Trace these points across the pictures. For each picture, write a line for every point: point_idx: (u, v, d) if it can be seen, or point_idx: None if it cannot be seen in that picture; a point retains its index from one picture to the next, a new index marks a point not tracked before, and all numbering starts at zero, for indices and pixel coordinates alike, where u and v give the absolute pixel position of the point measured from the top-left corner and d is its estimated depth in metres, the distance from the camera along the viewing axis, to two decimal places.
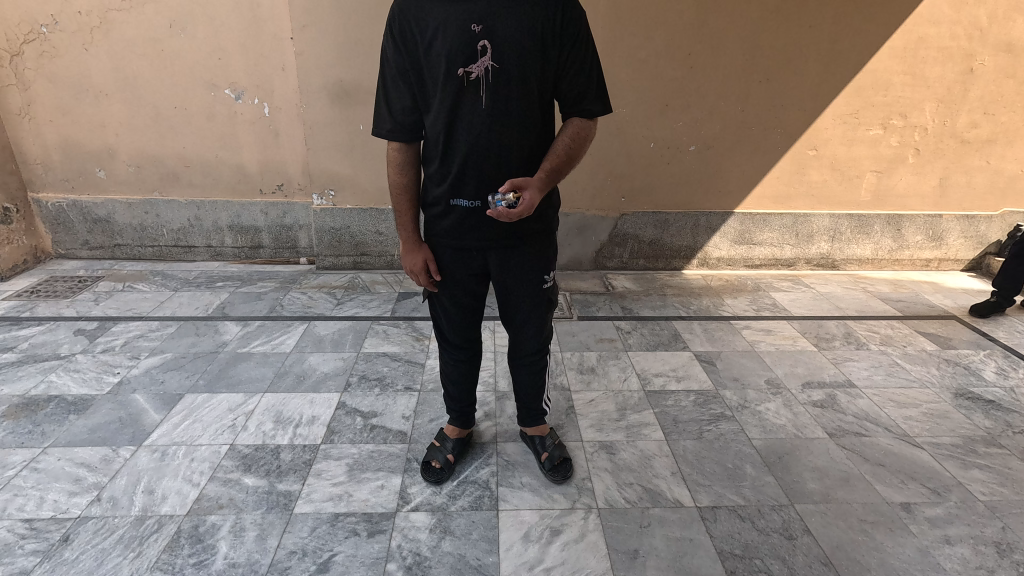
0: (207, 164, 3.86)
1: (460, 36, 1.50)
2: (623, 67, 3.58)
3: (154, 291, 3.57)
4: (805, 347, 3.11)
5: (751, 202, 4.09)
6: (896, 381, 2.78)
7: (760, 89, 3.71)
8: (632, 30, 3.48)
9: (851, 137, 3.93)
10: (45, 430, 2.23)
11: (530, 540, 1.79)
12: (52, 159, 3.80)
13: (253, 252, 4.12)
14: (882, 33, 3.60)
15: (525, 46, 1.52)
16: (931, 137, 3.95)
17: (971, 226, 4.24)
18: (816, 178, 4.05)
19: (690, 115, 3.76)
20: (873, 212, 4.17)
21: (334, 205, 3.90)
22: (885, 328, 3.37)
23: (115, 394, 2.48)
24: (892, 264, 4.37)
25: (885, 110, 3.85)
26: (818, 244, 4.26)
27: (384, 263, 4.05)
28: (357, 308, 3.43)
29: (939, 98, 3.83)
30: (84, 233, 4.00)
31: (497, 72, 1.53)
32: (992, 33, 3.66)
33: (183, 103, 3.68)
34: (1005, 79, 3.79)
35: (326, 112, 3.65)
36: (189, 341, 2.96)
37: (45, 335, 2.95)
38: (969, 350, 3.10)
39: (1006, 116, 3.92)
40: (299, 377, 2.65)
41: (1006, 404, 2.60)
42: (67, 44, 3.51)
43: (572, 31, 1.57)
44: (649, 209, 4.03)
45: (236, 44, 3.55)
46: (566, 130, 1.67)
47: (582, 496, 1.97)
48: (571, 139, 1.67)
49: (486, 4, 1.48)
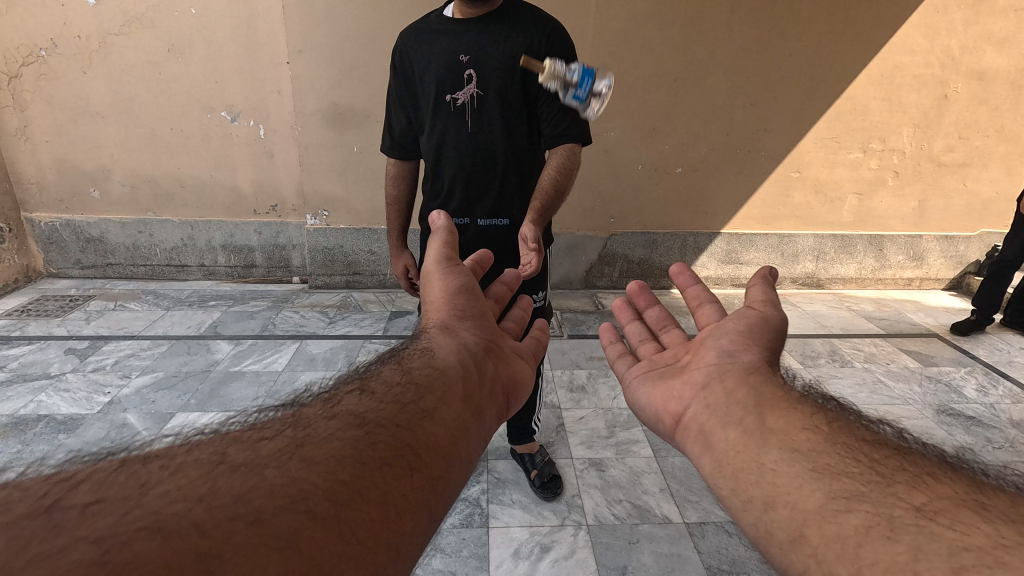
0: (202, 184, 3.91)
1: (448, 65, 1.61)
2: (610, 92, 3.67)
3: (146, 310, 3.58)
4: (791, 363, 3.17)
5: (737, 223, 4.19)
6: (880, 398, 2.83)
7: (744, 114, 3.82)
8: (619, 58, 3.57)
9: (832, 160, 4.05)
10: (34, 450, 2.22)
11: (520, 557, 1.80)
12: (47, 179, 3.83)
13: (246, 271, 4.15)
14: (862, 61, 3.73)
15: (506, 73, 1.59)
16: (909, 161, 4.10)
17: (950, 246, 4.37)
18: (800, 200, 4.17)
19: (675, 139, 3.86)
20: (855, 233, 4.30)
21: (327, 225, 3.95)
22: (869, 345, 3.45)
23: (105, 413, 2.48)
24: (875, 283, 4.49)
25: (864, 135, 3.99)
26: (804, 263, 4.36)
27: (377, 283, 4.10)
28: (348, 327, 3.45)
29: (916, 123, 3.98)
30: (77, 253, 4.01)
31: (481, 98, 1.61)
32: (964, 62, 3.81)
33: (180, 125, 3.75)
34: (977, 106, 3.94)
35: (321, 134, 3.71)
36: (180, 359, 2.97)
37: (35, 354, 2.96)
38: (951, 367, 3.17)
39: (981, 141, 4.06)
40: (291, 396, 2.66)
41: (985, 420, 2.66)
42: (65, 66, 3.55)
43: (553, 57, 1.58)
44: (638, 229, 4.11)
45: (234, 68, 3.62)
46: (550, 163, 1.69)
47: (571, 513, 1.99)
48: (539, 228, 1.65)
49: (474, 38, 1.59)
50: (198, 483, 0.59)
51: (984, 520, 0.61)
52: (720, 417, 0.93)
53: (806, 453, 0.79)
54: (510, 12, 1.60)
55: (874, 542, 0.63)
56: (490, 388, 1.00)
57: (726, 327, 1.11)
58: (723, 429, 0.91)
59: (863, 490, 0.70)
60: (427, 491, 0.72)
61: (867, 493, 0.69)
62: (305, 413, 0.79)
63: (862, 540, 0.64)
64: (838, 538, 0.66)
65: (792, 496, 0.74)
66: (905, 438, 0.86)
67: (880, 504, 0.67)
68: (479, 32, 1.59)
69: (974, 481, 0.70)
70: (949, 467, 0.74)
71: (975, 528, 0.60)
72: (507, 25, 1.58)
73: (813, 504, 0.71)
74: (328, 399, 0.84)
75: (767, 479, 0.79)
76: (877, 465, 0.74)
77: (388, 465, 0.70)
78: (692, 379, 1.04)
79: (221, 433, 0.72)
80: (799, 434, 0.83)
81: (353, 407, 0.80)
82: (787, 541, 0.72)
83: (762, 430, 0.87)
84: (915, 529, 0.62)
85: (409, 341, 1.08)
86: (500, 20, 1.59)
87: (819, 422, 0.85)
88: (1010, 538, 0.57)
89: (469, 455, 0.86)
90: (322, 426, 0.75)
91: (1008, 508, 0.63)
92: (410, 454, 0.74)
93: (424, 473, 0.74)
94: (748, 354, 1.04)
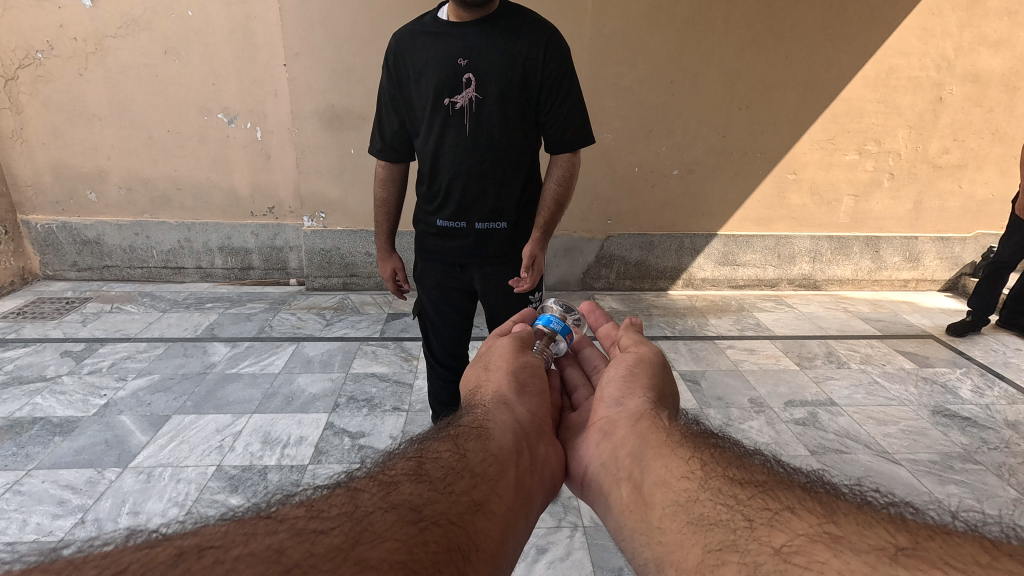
0: (199, 187, 3.92)
1: (446, 69, 1.61)
2: (607, 95, 3.68)
3: (143, 312, 3.57)
4: (788, 365, 3.18)
5: (734, 225, 4.20)
6: (876, 399, 2.83)
7: (740, 116, 3.83)
8: (615, 62, 3.58)
9: (829, 162, 4.07)
10: (29, 452, 2.21)
11: (516, 558, 1.80)
12: (43, 181, 3.82)
13: (243, 273, 4.15)
14: (857, 63, 3.74)
15: (506, 78, 1.60)
16: (904, 162, 4.12)
17: (946, 247, 4.39)
18: (796, 202, 4.18)
19: (672, 142, 3.87)
20: (851, 234, 4.31)
21: (324, 227, 3.95)
22: (865, 346, 3.46)
23: (101, 415, 2.47)
24: (872, 284, 4.50)
25: (860, 136, 4.00)
26: (801, 264, 4.37)
27: (374, 284, 4.10)
28: (345, 329, 3.45)
29: (911, 125, 4.00)
30: (73, 255, 4.00)
31: (480, 102, 1.62)
32: (959, 64, 3.82)
33: (176, 127, 3.75)
34: (972, 107, 3.95)
35: (318, 136, 3.71)
36: (177, 362, 2.96)
37: (31, 356, 2.95)
38: (946, 368, 3.18)
39: (976, 143, 4.07)
40: (287, 399, 2.66)
41: (981, 421, 2.66)
42: (62, 69, 3.55)
43: (553, 62, 1.60)
44: (635, 231, 4.12)
45: (230, 70, 3.62)
46: (551, 178, 1.79)
47: (568, 515, 2.00)
48: (540, 245, 1.79)
49: (472, 42, 1.60)
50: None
51: (833, 554, 0.63)
52: (610, 472, 0.96)
53: (681, 502, 0.82)
54: (506, 16, 1.61)
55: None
56: (537, 476, 0.96)
57: (607, 375, 1.17)
58: (617, 488, 0.93)
59: (733, 538, 0.72)
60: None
61: (737, 541, 0.71)
62: (356, 496, 0.77)
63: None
64: None
65: (674, 555, 0.76)
66: (769, 465, 0.90)
67: (745, 552, 0.69)
68: (477, 36, 1.59)
69: (828, 508, 0.74)
70: (810, 495, 0.77)
71: (827, 565, 0.62)
72: (507, 29, 1.59)
73: (693, 560, 0.73)
74: (378, 480, 0.81)
75: (653, 537, 0.81)
76: (773, 514, 0.73)
77: (444, 565, 0.66)
78: (589, 432, 1.08)
79: (270, 518, 0.70)
80: (673, 480, 0.86)
81: (405, 491, 0.78)
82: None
83: (640, 481, 0.90)
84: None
85: (463, 413, 1.08)
86: (498, 24, 1.59)
87: (696, 467, 0.87)
88: (858, 569, 0.60)
89: (512, 558, 0.81)
90: (373, 513, 0.71)
91: (856, 537, 0.66)
92: (462, 552, 0.70)
93: None
94: (633, 399, 1.08)
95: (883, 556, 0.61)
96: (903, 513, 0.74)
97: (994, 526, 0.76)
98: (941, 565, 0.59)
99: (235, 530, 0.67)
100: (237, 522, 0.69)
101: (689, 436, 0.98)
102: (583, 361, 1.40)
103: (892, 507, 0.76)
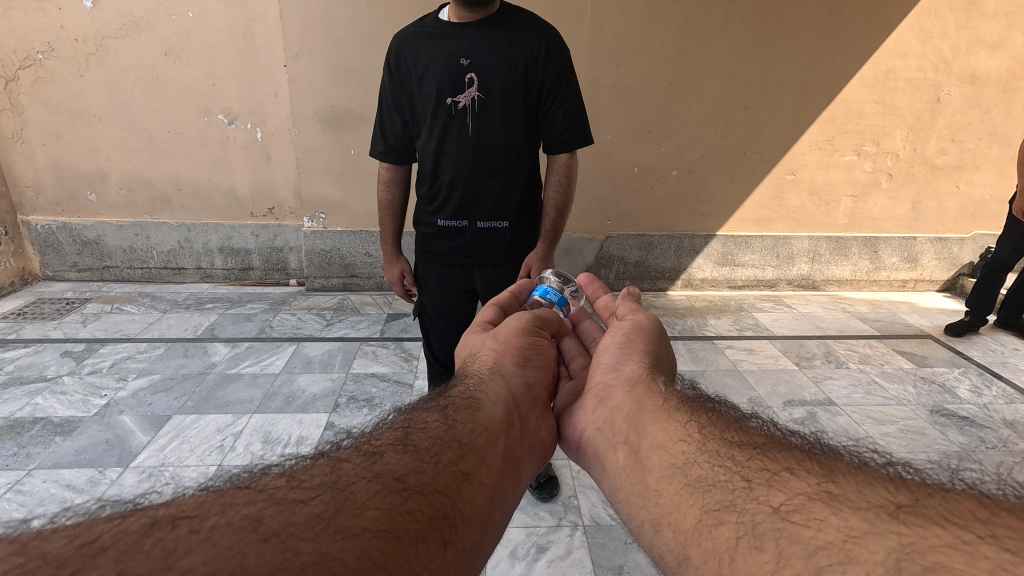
0: (199, 187, 3.92)
1: (449, 69, 1.61)
2: (606, 96, 3.69)
3: (143, 312, 3.58)
4: (787, 365, 3.19)
5: (733, 225, 4.21)
6: (875, 399, 2.84)
7: (739, 117, 3.84)
8: (615, 63, 3.59)
9: (827, 163, 4.08)
10: (30, 452, 2.22)
11: (516, 557, 1.80)
12: (43, 182, 3.83)
13: (243, 274, 4.16)
14: (855, 64, 3.75)
15: (509, 77, 1.61)
16: (903, 163, 4.13)
17: (944, 247, 4.41)
18: (796, 203, 4.19)
19: (671, 142, 3.88)
20: (850, 235, 4.32)
21: (324, 227, 3.96)
22: (864, 346, 3.47)
23: (101, 415, 2.48)
24: (870, 285, 4.51)
25: (858, 137, 4.01)
26: (799, 265, 4.38)
27: (374, 285, 4.11)
28: (345, 329, 3.46)
29: (909, 126, 4.01)
30: (73, 256, 4.01)
31: (483, 102, 1.63)
32: (957, 65, 3.84)
33: (176, 128, 3.75)
34: (970, 109, 3.97)
35: (318, 136, 3.72)
36: (177, 362, 2.97)
37: (32, 356, 2.95)
38: (944, 368, 3.19)
39: (974, 144, 4.09)
40: (287, 399, 2.66)
41: (979, 420, 2.67)
42: (62, 69, 3.55)
43: (555, 62, 1.62)
44: (634, 231, 4.13)
45: (230, 71, 3.63)
46: (549, 185, 1.83)
47: (568, 514, 2.00)
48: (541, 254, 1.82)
49: (474, 42, 1.61)
50: (227, 556, 0.57)
51: (833, 512, 0.64)
52: (605, 436, 0.98)
53: (678, 464, 0.82)
54: (507, 17, 1.62)
55: (745, 556, 0.65)
56: (526, 447, 0.97)
57: (605, 344, 1.20)
58: (614, 452, 0.94)
59: (731, 499, 0.72)
60: (461, 568, 0.69)
61: (736, 500, 0.72)
62: (339, 467, 0.76)
63: (734, 554, 0.66)
64: (717, 554, 0.68)
65: (672, 516, 0.77)
66: (766, 428, 0.91)
67: (744, 512, 0.69)
68: (480, 37, 1.60)
69: (828, 468, 0.74)
70: (808, 456, 0.78)
71: (827, 523, 0.63)
72: (509, 29, 1.60)
73: (691, 521, 0.74)
74: (363, 450, 0.81)
75: (649, 499, 0.82)
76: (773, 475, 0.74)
77: (428, 537, 0.67)
78: (585, 399, 1.10)
79: (249, 489, 0.69)
80: (670, 443, 0.87)
81: (389, 461, 0.78)
82: (676, 563, 0.74)
83: (637, 445, 0.90)
84: (776, 534, 0.65)
85: (455, 382, 1.08)
86: (499, 24, 1.61)
87: (693, 430, 0.88)
88: (859, 529, 0.61)
89: (501, 523, 0.83)
90: (355, 485, 0.71)
91: (856, 496, 0.67)
92: (447, 523, 0.71)
93: (462, 546, 0.71)
94: (629, 365, 1.11)
95: (885, 514, 0.62)
96: (902, 473, 0.75)
97: (991, 487, 0.77)
98: (942, 520, 0.59)
99: (213, 500, 0.66)
100: (216, 492, 0.68)
101: (686, 400, 0.98)
102: (581, 335, 1.43)
103: (890, 468, 0.77)
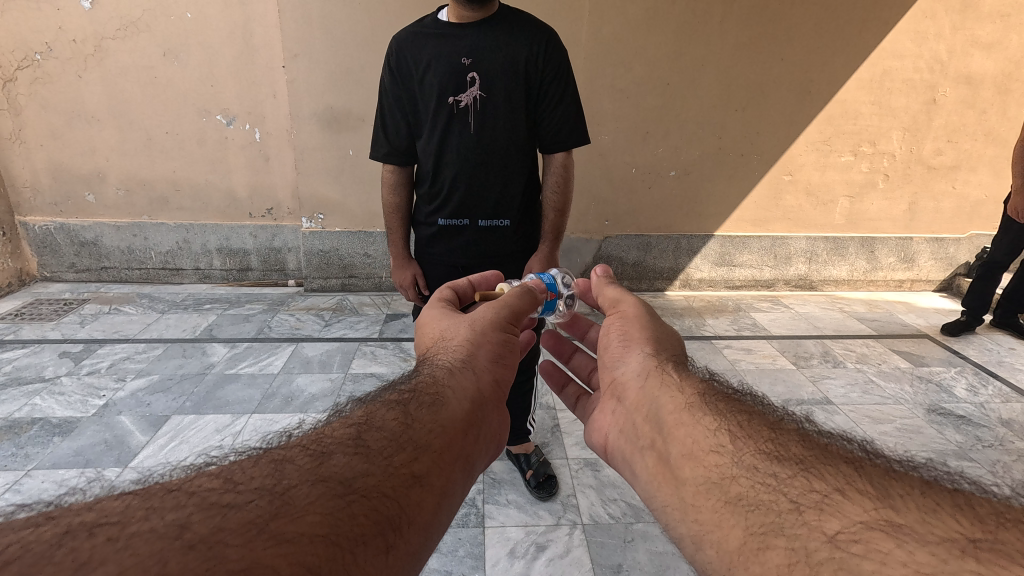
0: (197, 188, 3.92)
1: (450, 68, 1.62)
2: (605, 97, 3.70)
3: (141, 313, 3.58)
4: (784, 364, 3.20)
5: (730, 226, 4.23)
6: (872, 398, 2.85)
7: (738, 118, 3.86)
8: (613, 65, 3.61)
9: (824, 163, 4.10)
10: (28, 453, 2.21)
11: (515, 555, 1.81)
12: (41, 182, 3.82)
13: (242, 274, 4.16)
14: (852, 65, 3.77)
15: (509, 77, 1.63)
16: (899, 163, 4.16)
17: (940, 247, 4.43)
18: (793, 203, 4.21)
19: (669, 143, 3.90)
20: (847, 235, 4.34)
21: (323, 228, 3.96)
22: (861, 345, 3.48)
23: (100, 416, 2.47)
24: (867, 285, 4.53)
25: (854, 138, 4.03)
26: (796, 265, 4.40)
27: (373, 285, 4.11)
28: (344, 329, 3.46)
29: (905, 127, 4.03)
30: (71, 256, 4.00)
31: (484, 101, 1.64)
32: (952, 66, 3.86)
33: (174, 129, 3.76)
34: (966, 109, 3.99)
35: (317, 137, 3.72)
36: (176, 362, 2.97)
37: (30, 357, 2.95)
38: (941, 367, 3.21)
39: (970, 144, 4.12)
40: (286, 399, 2.66)
41: (976, 419, 2.68)
42: (60, 70, 3.55)
43: (554, 62, 1.64)
44: (632, 232, 4.15)
45: (228, 72, 3.63)
46: (546, 185, 1.85)
47: (566, 513, 2.01)
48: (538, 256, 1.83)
49: (474, 41, 1.61)
50: (146, 565, 0.56)
51: (896, 544, 0.61)
52: (630, 440, 1.01)
53: (715, 479, 0.81)
54: (507, 16, 1.63)
55: None
56: (481, 441, 0.97)
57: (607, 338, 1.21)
58: (643, 458, 0.96)
59: (776, 521, 0.70)
60: (403, 570, 0.69)
61: (784, 523, 0.70)
62: (282, 468, 0.75)
63: None
64: None
65: (713, 535, 0.76)
66: (807, 433, 0.89)
67: (791, 537, 0.68)
68: (480, 36, 1.61)
69: (884, 489, 0.70)
70: (860, 472, 0.75)
71: (890, 556, 0.60)
72: (508, 29, 1.62)
73: (736, 542, 0.73)
74: (309, 449, 0.80)
75: (690, 514, 0.81)
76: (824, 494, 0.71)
77: (369, 541, 0.67)
78: (603, 403, 1.14)
79: (179, 491, 0.68)
80: (704, 455, 0.85)
81: (337, 463, 0.77)
82: None
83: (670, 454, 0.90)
84: (834, 564, 0.62)
85: (415, 373, 1.07)
86: (499, 24, 1.62)
87: (732, 439, 0.86)
88: (928, 564, 0.57)
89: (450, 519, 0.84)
90: (297, 487, 0.70)
91: (921, 526, 0.63)
92: (390, 526, 0.71)
93: (407, 548, 0.72)
94: (633, 356, 1.13)
95: (956, 551, 0.58)
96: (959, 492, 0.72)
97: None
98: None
99: (138, 504, 0.65)
100: (144, 492, 0.68)
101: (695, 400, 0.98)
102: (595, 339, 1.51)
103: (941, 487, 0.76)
